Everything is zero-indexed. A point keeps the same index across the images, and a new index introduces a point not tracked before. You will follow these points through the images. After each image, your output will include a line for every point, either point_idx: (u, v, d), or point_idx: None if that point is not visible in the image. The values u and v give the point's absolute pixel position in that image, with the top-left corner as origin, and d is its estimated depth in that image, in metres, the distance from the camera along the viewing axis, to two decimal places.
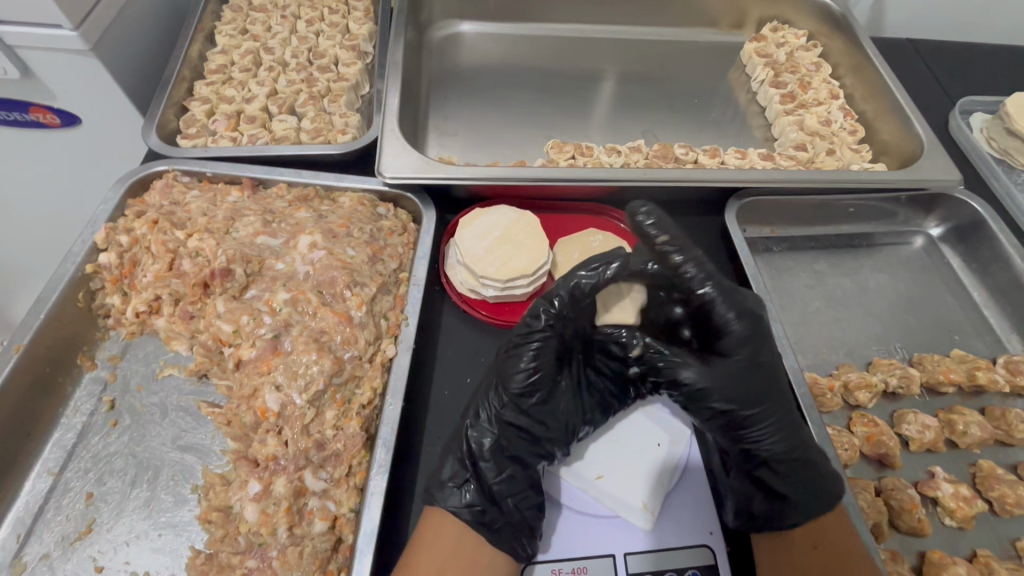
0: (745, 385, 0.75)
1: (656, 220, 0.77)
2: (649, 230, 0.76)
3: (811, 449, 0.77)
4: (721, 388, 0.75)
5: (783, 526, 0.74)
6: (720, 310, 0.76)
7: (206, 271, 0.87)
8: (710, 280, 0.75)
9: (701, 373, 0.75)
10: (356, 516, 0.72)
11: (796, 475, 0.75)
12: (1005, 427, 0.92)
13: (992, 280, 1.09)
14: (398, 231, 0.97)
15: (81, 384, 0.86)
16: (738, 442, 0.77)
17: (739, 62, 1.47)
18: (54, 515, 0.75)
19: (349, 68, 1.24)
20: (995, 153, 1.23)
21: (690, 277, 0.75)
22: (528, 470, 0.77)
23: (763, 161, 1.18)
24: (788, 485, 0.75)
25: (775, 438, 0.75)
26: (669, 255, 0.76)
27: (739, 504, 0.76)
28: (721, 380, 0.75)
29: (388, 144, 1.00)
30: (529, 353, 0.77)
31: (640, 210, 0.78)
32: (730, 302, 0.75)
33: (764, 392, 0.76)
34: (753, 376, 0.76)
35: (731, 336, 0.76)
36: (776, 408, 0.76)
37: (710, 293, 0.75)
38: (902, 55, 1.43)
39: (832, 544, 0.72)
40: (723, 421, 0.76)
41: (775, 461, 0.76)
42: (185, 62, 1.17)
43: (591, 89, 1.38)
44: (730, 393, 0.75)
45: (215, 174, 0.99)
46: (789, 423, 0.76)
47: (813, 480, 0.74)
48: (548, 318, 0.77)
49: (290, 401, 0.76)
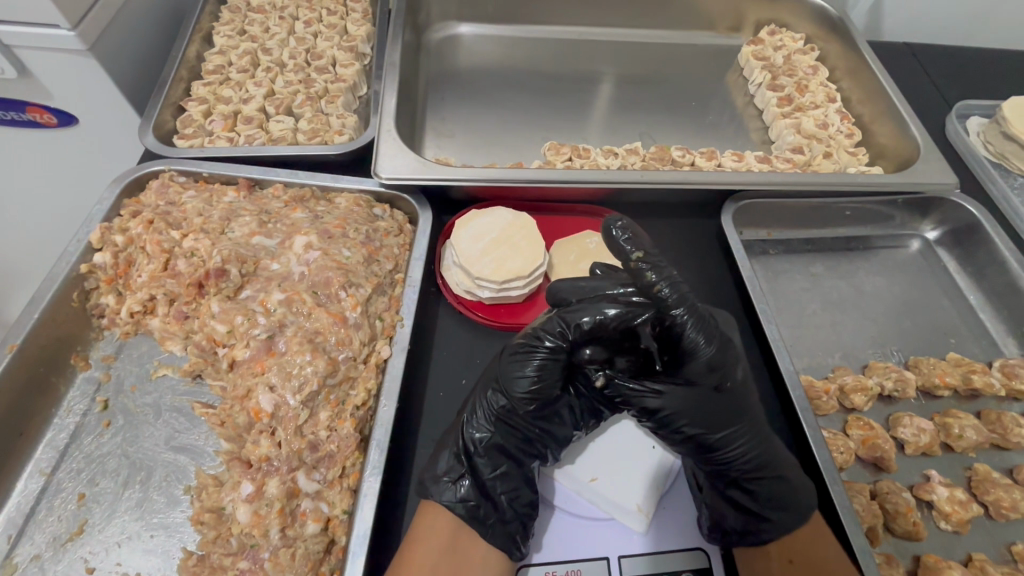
0: (715, 410, 0.74)
1: (632, 235, 0.72)
2: (625, 246, 0.72)
3: (788, 468, 0.76)
4: (689, 413, 0.74)
5: (759, 540, 0.74)
6: (688, 335, 0.71)
7: (201, 271, 0.86)
8: (684, 303, 0.70)
9: (668, 398, 0.74)
10: (349, 518, 0.71)
11: (768, 494, 0.74)
12: (1001, 431, 0.92)
13: (988, 284, 1.09)
14: (394, 232, 0.97)
15: (75, 384, 0.85)
16: (709, 463, 0.76)
17: (737, 64, 1.47)
18: (45, 516, 0.75)
19: (347, 68, 1.25)
20: (991, 157, 1.23)
21: (660, 299, 0.70)
22: (522, 469, 0.77)
23: (760, 164, 1.18)
24: (759, 502, 0.75)
25: (746, 459, 0.75)
26: (643, 273, 0.71)
27: (713, 519, 0.76)
28: (689, 404, 0.74)
29: (385, 145, 1.00)
30: (536, 361, 0.76)
31: (613, 225, 0.73)
32: (700, 327, 0.71)
33: (734, 414, 0.74)
34: (721, 399, 0.74)
35: (700, 363, 0.71)
36: (746, 427, 0.75)
37: (675, 317, 0.70)
38: (899, 58, 1.43)
39: (805, 558, 0.73)
40: (692, 443, 0.76)
41: (747, 480, 0.76)
42: (183, 62, 1.17)
43: (589, 91, 1.38)
44: (698, 417, 0.74)
45: (211, 174, 0.99)
46: (761, 444, 0.75)
47: (788, 499, 0.74)
48: (554, 340, 0.75)
49: (284, 401, 0.75)
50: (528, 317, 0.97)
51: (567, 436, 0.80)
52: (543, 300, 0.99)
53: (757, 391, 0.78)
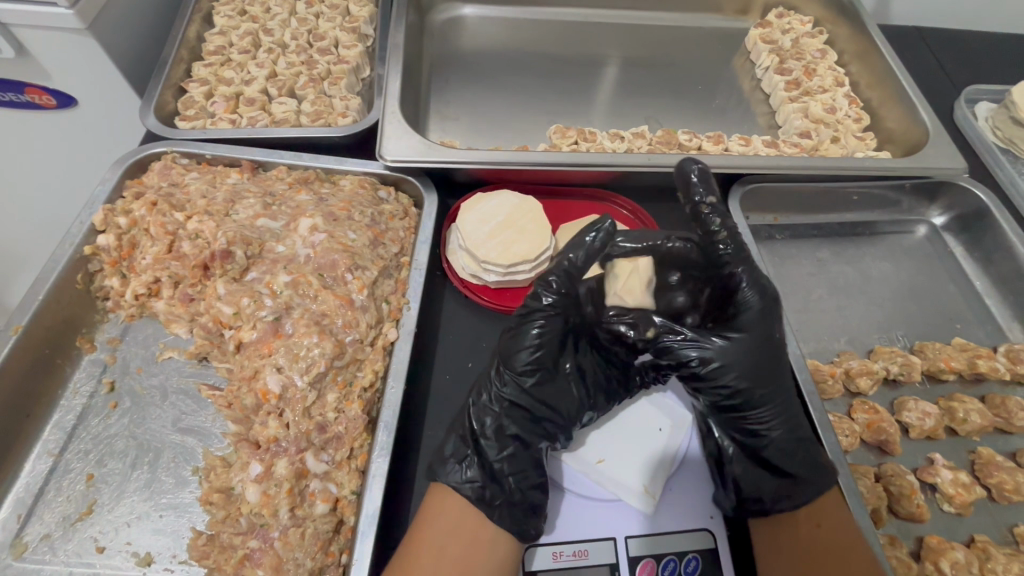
0: (763, 363, 0.75)
1: (704, 179, 0.84)
2: (697, 189, 0.83)
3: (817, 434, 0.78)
4: (737, 366, 0.74)
5: (791, 505, 0.74)
6: (743, 289, 0.78)
7: (206, 252, 0.86)
8: (744, 258, 0.79)
9: (719, 351, 0.74)
10: (358, 499, 0.72)
11: (803, 456, 0.75)
12: (1005, 414, 0.92)
13: (995, 270, 1.09)
14: (399, 216, 0.96)
15: (80, 366, 0.85)
16: (747, 423, 0.77)
17: (744, 48, 1.45)
18: (54, 496, 0.75)
19: (349, 49, 1.23)
20: (999, 143, 1.22)
21: (722, 252, 0.79)
22: (529, 449, 0.76)
23: (767, 148, 1.17)
24: (794, 466, 0.75)
25: (784, 420, 0.76)
26: (711, 222, 0.81)
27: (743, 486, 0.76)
28: (742, 358, 0.74)
29: (390, 127, 0.99)
30: (535, 326, 0.77)
31: (692, 169, 0.84)
32: (756, 282, 0.78)
33: (779, 371, 0.76)
34: (768, 354, 0.76)
35: (748, 315, 0.77)
36: (788, 386, 0.77)
37: (736, 270, 0.78)
38: (908, 42, 1.41)
39: (832, 525, 0.73)
40: (737, 399, 0.75)
41: (784, 442, 0.76)
42: (183, 42, 1.16)
43: (594, 75, 1.36)
44: (749, 371, 0.74)
45: (213, 156, 0.98)
46: (799, 406, 0.78)
47: (821, 462, 0.75)
48: (555, 295, 0.77)
49: (291, 382, 0.75)
50: None
51: (573, 415, 0.80)
52: None
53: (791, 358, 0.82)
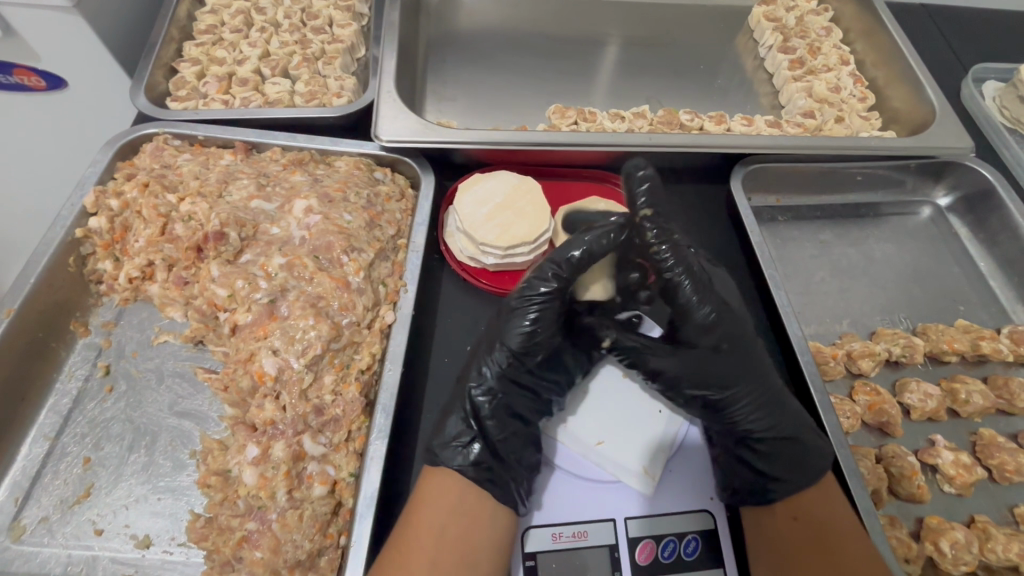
0: (719, 370, 0.76)
1: (649, 188, 0.75)
2: (638, 199, 0.75)
3: (800, 429, 0.75)
4: (689, 375, 0.77)
5: (766, 499, 0.74)
6: (687, 298, 0.72)
7: (199, 234, 0.84)
8: (680, 263, 0.71)
9: (668, 361, 0.77)
10: (356, 481, 0.71)
11: (777, 454, 0.75)
12: (1007, 396, 0.91)
13: (1001, 251, 1.07)
14: (395, 197, 0.95)
15: (75, 350, 0.84)
16: (718, 424, 0.79)
17: (746, 27, 1.42)
18: (51, 479, 0.75)
19: (344, 29, 1.20)
20: (1006, 122, 1.21)
21: (657, 260, 0.72)
22: (530, 428, 0.77)
23: (770, 129, 1.16)
24: (769, 463, 0.75)
25: (756, 420, 0.76)
26: (643, 234, 0.73)
27: (723, 482, 0.77)
28: (693, 365, 0.76)
29: (386, 107, 0.97)
30: (532, 313, 0.76)
31: (635, 175, 0.77)
32: (699, 289, 0.72)
33: (740, 376, 0.76)
34: (726, 360, 0.76)
35: (696, 323, 0.73)
36: (753, 389, 0.76)
37: (671, 278, 0.71)
38: (915, 20, 1.38)
39: (813, 518, 0.72)
40: (698, 403, 0.79)
41: (756, 440, 0.77)
42: (173, 21, 1.13)
43: (594, 54, 1.34)
44: (701, 377, 0.77)
45: (206, 137, 0.96)
46: (770, 405, 0.76)
47: (802, 463, 0.74)
48: (557, 280, 0.76)
49: (287, 365, 0.74)
50: None
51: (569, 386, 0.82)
52: None
53: (766, 354, 0.78)
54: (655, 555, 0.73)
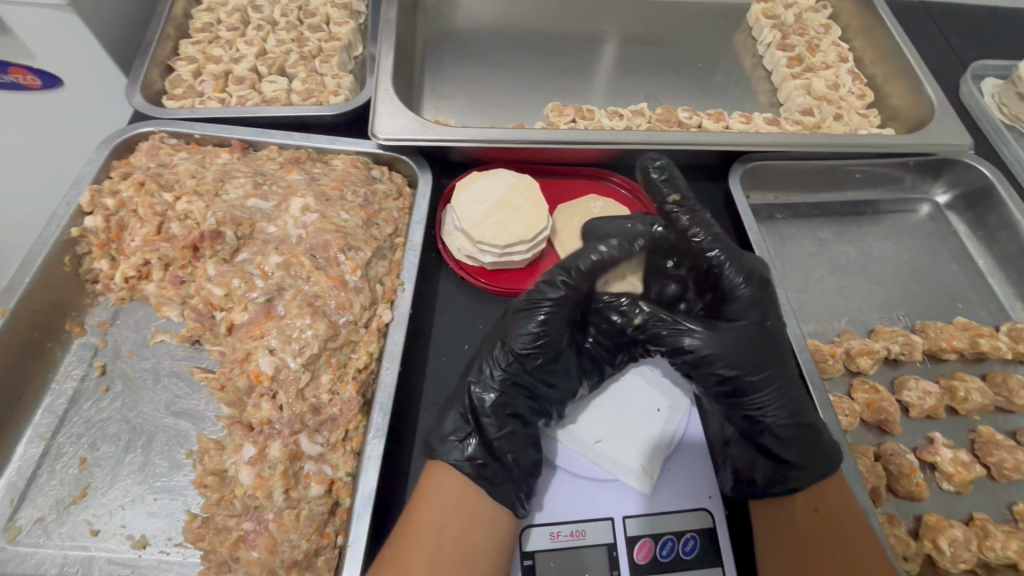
0: (754, 350, 0.74)
1: (668, 177, 0.80)
2: (661, 188, 0.79)
3: (816, 419, 0.76)
4: (727, 354, 0.73)
5: (785, 489, 0.73)
6: (726, 275, 0.77)
7: (195, 233, 0.84)
8: (721, 245, 0.77)
9: (705, 339, 0.73)
10: (353, 481, 0.71)
11: (799, 442, 0.74)
12: (1006, 393, 0.91)
13: (999, 248, 1.07)
14: (392, 196, 0.94)
15: (70, 350, 0.84)
16: (740, 411, 0.76)
17: (745, 25, 1.42)
18: (47, 480, 0.74)
19: (341, 26, 1.19)
20: (1005, 120, 1.20)
21: (695, 240, 0.77)
22: (528, 428, 0.76)
23: (768, 126, 1.15)
24: (790, 451, 0.74)
25: (780, 408, 0.75)
26: (677, 217, 0.79)
27: (740, 470, 0.76)
28: (730, 345, 0.73)
29: (382, 105, 0.97)
30: (540, 315, 0.76)
31: (651, 167, 0.80)
32: (737, 267, 0.77)
33: (773, 359, 0.75)
34: (760, 341, 0.75)
35: (740, 301, 0.76)
36: (782, 373, 0.75)
37: (714, 259, 0.77)
38: (914, 17, 1.38)
39: (830, 508, 0.72)
40: (728, 387, 0.75)
41: (780, 428, 0.74)
42: (169, 20, 1.13)
43: (592, 52, 1.33)
44: (739, 357, 0.73)
45: (203, 136, 0.96)
46: (795, 392, 0.75)
47: (821, 449, 0.74)
48: (564, 286, 0.76)
49: (284, 364, 0.74)
50: (531, 282, 0.95)
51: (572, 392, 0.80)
52: (545, 266, 0.97)
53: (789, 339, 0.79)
54: (653, 554, 0.73)
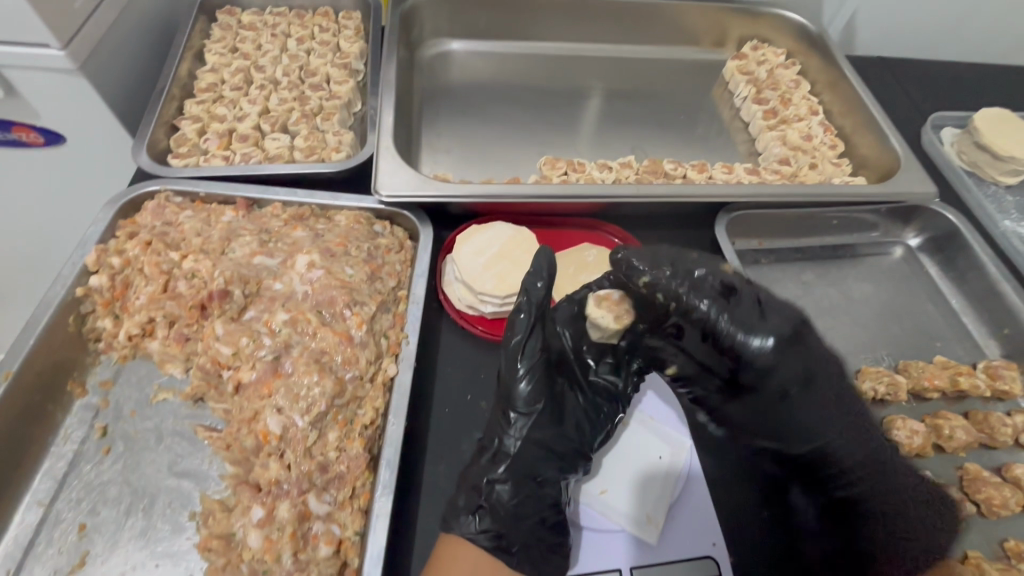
0: (781, 418, 0.81)
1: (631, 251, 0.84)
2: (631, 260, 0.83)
3: (886, 455, 0.80)
4: (753, 421, 0.83)
5: (863, 540, 0.77)
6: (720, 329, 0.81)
7: (203, 293, 0.87)
8: (707, 298, 0.81)
9: (728, 404, 0.86)
10: (361, 540, 0.71)
11: (860, 493, 0.79)
12: (988, 430, 0.95)
13: (970, 288, 1.13)
14: (395, 249, 0.97)
15: (71, 412, 0.83)
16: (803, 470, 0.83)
17: (721, 79, 1.52)
18: (45, 548, 0.73)
19: (341, 86, 1.25)
20: (965, 166, 1.29)
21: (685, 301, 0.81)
22: (544, 488, 0.77)
23: (749, 176, 1.22)
24: (854, 502, 0.79)
25: (834, 464, 0.80)
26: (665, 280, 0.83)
27: (809, 523, 0.80)
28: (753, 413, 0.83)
29: (384, 161, 1.01)
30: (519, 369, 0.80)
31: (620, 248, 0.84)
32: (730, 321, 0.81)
33: (806, 420, 0.81)
34: (784, 406, 0.81)
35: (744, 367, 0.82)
36: (819, 434, 0.80)
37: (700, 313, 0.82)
38: (874, 73, 1.49)
39: None
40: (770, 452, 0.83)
41: (840, 484, 0.80)
42: (175, 81, 1.17)
43: (579, 106, 1.41)
44: (768, 427, 0.82)
45: (208, 194, 0.98)
46: (841, 447, 0.80)
47: (884, 495, 0.78)
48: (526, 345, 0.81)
49: (292, 423, 0.76)
50: None
51: (583, 444, 0.82)
52: None
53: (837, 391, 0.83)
54: None
